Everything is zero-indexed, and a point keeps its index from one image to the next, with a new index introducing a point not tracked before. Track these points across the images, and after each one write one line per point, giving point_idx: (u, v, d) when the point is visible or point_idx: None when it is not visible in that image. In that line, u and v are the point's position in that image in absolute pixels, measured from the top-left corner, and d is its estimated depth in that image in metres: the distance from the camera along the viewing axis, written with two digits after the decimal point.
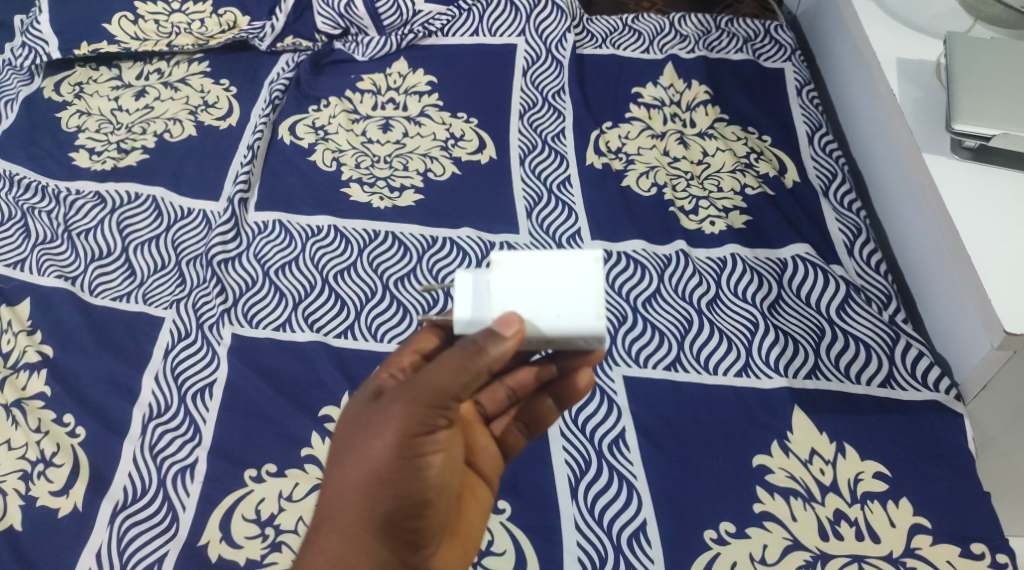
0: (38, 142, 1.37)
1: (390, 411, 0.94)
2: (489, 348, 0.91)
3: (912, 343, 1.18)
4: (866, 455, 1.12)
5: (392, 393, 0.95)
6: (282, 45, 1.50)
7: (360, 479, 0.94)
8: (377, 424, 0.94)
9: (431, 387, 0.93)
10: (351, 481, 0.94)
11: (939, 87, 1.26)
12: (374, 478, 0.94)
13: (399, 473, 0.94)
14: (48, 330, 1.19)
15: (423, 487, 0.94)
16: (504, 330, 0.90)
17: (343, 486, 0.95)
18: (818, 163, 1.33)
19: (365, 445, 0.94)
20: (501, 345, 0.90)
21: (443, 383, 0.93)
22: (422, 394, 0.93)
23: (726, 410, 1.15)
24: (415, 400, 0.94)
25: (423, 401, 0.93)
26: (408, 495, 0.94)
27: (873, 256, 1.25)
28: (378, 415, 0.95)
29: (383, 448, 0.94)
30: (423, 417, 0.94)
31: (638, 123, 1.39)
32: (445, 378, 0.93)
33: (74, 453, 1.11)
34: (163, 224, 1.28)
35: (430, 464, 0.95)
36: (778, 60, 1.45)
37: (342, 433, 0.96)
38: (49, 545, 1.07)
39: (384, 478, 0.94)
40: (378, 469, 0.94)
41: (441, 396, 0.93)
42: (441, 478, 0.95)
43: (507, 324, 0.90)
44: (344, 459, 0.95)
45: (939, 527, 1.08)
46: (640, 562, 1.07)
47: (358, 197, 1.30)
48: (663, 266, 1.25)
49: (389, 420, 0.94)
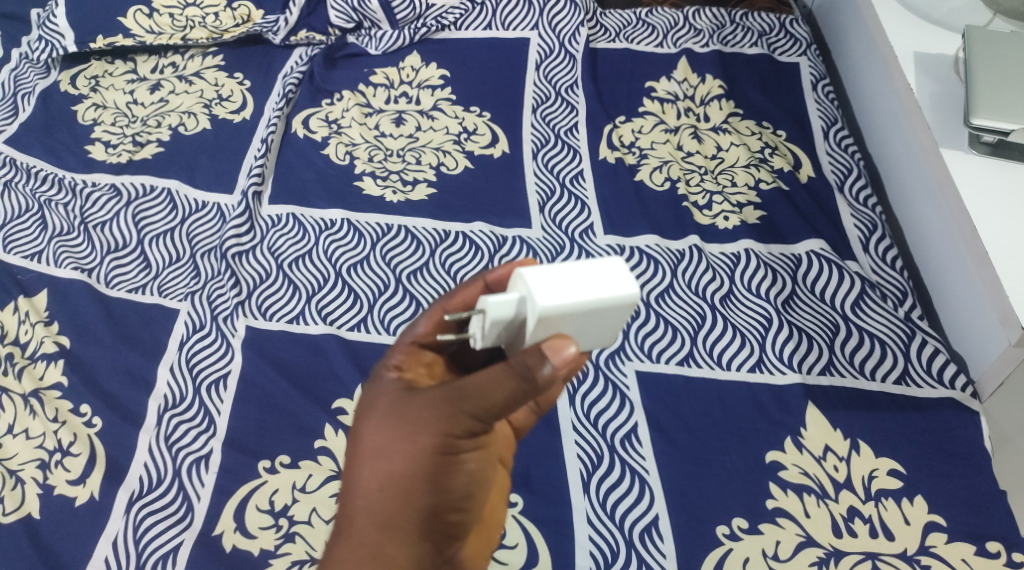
0: (54, 135, 1.39)
1: (426, 411, 0.93)
2: (540, 369, 0.88)
3: (928, 339, 1.17)
4: (880, 453, 1.12)
5: (427, 393, 0.93)
6: (296, 39, 1.50)
7: (395, 476, 0.93)
8: (413, 423, 0.93)
9: (470, 391, 0.91)
10: (386, 476, 0.94)
11: (957, 81, 1.25)
12: (410, 475, 0.93)
13: (436, 471, 0.93)
14: (65, 321, 1.20)
15: (459, 486, 0.94)
16: (559, 354, 0.88)
17: (375, 481, 0.94)
18: (833, 158, 1.32)
19: (400, 443, 0.93)
20: (552, 365, 0.88)
21: (484, 388, 0.90)
22: (460, 397, 0.92)
23: (739, 406, 1.15)
24: (454, 402, 0.92)
25: (462, 404, 0.92)
26: (445, 494, 0.93)
27: (889, 252, 1.24)
28: (412, 414, 0.94)
29: (420, 447, 0.93)
30: (463, 421, 0.92)
31: (652, 117, 1.38)
32: (486, 385, 0.90)
33: (90, 442, 1.12)
34: (178, 217, 1.29)
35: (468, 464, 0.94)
36: (793, 54, 1.44)
37: (374, 428, 0.95)
38: (66, 534, 1.08)
39: (420, 476, 0.93)
40: (414, 466, 0.93)
41: (485, 405, 0.91)
42: (478, 477, 0.94)
43: (562, 351, 0.88)
44: (376, 454, 0.94)
45: (955, 525, 1.08)
46: (652, 557, 1.07)
47: (371, 191, 1.31)
48: (676, 261, 1.24)
49: (425, 421, 0.93)
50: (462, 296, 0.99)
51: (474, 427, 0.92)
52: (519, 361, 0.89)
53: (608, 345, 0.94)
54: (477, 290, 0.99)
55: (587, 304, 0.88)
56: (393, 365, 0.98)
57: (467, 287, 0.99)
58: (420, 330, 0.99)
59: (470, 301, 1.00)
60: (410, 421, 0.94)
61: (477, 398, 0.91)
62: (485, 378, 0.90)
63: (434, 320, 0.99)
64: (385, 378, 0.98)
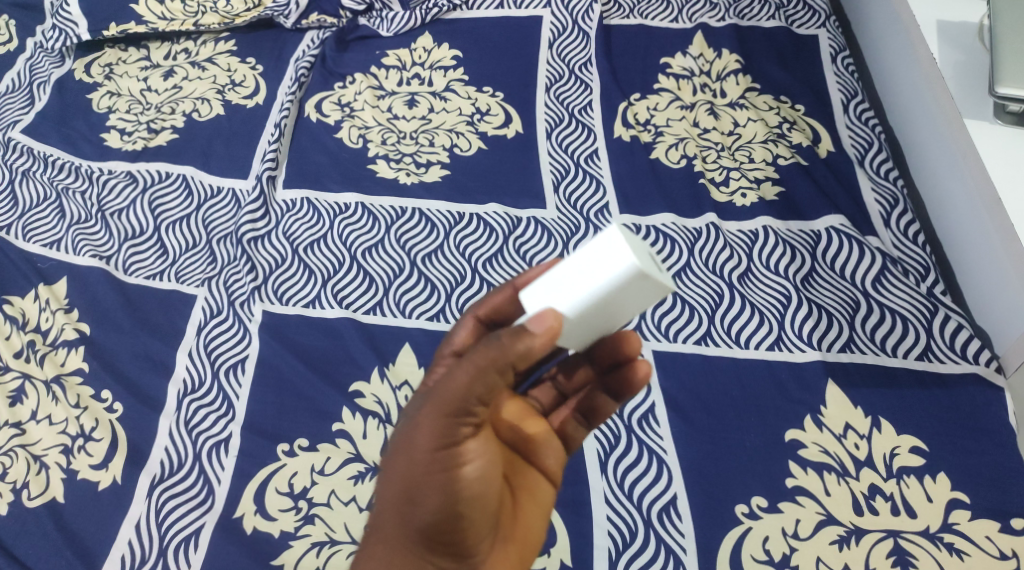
0: (70, 123, 1.40)
1: (418, 421, 0.94)
2: (530, 338, 0.88)
3: (951, 315, 1.15)
4: (902, 430, 1.11)
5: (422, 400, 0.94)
6: (307, 22, 1.49)
7: (400, 491, 0.94)
8: (410, 435, 0.94)
9: (447, 390, 0.92)
10: (395, 492, 0.95)
11: (981, 50, 1.22)
12: (414, 489, 0.93)
13: (433, 484, 0.92)
14: (85, 307, 1.21)
15: (460, 494, 0.92)
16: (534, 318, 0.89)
17: (387, 498, 0.95)
18: (853, 132, 1.30)
19: (401, 457, 0.95)
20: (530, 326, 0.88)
21: (458, 387, 0.91)
22: (439, 399, 0.92)
23: (759, 385, 1.14)
24: (434, 406, 0.92)
25: (444, 407, 0.92)
26: (447, 509, 0.92)
27: (911, 226, 1.22)
28: (410, 425, 0.95)
29: (417, 459, 0.93)
30: (450, 426, 0.92)
31: (667, 94, 1.36)
32: (463, 384, 0.91)
33: (112, 428, 1.14)
34: (194, 202, 1.30)
35: (466, 472, 0.93)
36: (812, 26, 1.40)
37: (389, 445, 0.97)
38: (90, 517, 1.10)
39: (423, 489, 0.93)
40: (415, 481, 0.93)
41: (468, 402, 0.91)
42: (480, 486, 0.93)
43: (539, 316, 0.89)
44: (387, 471, 0.96)
45: (979, 502, 1.06)
46: (670, 536, 1.07)
47: (385, 173, 1.31)
48: (693, 239, 1.23)
49: (420, 431, 0.93)
50: (493, 303, 1.01)
51: (462, 428, 0.92)
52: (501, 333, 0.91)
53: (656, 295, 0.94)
54: (509, 296, 1.01)
55: (595, 296, 0.88)
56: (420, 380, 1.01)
57: (498, 293, 1.01)
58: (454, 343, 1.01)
59: (503, 308, 1.01)
60: (409, 434, 0.94)
61: (457, 397, 0.91)
62: (456, 372, 0.91)
63: (470, 329, 1.01)
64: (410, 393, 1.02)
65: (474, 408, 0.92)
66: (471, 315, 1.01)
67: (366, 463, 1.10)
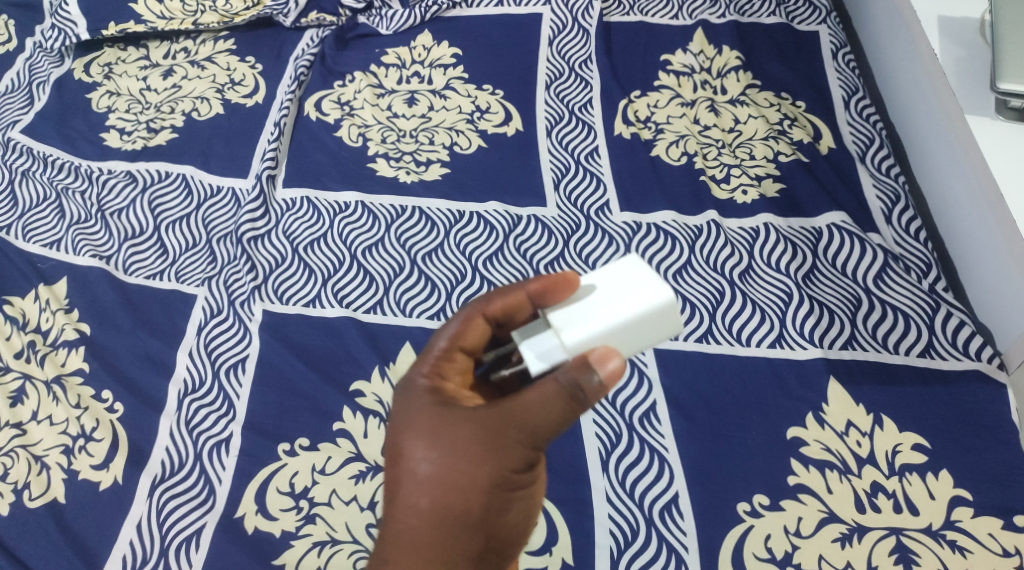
0: (69, 123, 1.40)
1: (479, 437, 0.95)
2: (590, 381, 0.91)
3: (953, 312, 1.14)
4: (904, 427, 1.10)
5: (483, 416, 0.95)
6: (306, 21, 1.49)
7: (450, 502, 0.94)
8: (463, 447, 0.95)
9: (526, 417, 0.93)
10: (430, 499, 0.95)
11: (983, 45, 1.21)
12: (456, 501, 0.94)
13: (483, 502, 0.95)
14: (85, 307, 1.21)
15: (510, 514, 0.96)
16: (610, 367, 0.91)
17: (417, 503, 0.95)
18: (854, 128, 1.29)
19: (447, 466, 0.95)
20: (602, 375, 0.91)
21: (540, 416, 0.93)
22: (511, 422, 0.94)
23: (761, 382, 1.14)
24: (505, 428, 0.94)
25: (514, 431, 0.94)
26: (487, 526, 0.95)
27: (913, 223, 1.21)
28: (461, 436, 0.95)
29: (470, 474, 0.94)
30: (517, 453, 0.95)
31: (667, 91, 1.36)
32: (545, 414, 0.93)
33: (113, 428, 1.13)
34: (193, 202, 1.30)
35: (519, 498, 0.96)
36: (813, 23, 1.40)
37: (416, 445, 0.96)
38: (91, 518, 1.10)
39: (468, 504, 0.94)
40: (460, 495, 0.94)
41: (543, 432, 0.94)
42: (523, 510, 0.97)
43: (613, 367, 0.91)
44: (418, 475, 0.95)
45: (981, 499, 1.06)
46: (672, 535, 1.07)
47: (385, 172, 1.30)
48: (693, 236, 1.23)
49: (478, 447, 0.94)
50: (500, 304, 1.00)
51: (526, 453, 0.95)
52: (563, 371, 0.91)
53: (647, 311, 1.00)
54: (516, 301, 0.99)
55: (639, 352, 0.96)
56: (426, 368, 0.99)
57: (505, 295, 0.99)
58: (456, 339, 0.99)
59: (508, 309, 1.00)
60: (460, 445, 0.95)
61: (536, 425, 0.93)
62: (540, 402, 0.93)
63: (473, 327, 1.00)
64: (414, 379, 0.99)
65: (544, 442, 0.95)
66: (477, 312, 1.00)
67: (367, 462, 1.10)
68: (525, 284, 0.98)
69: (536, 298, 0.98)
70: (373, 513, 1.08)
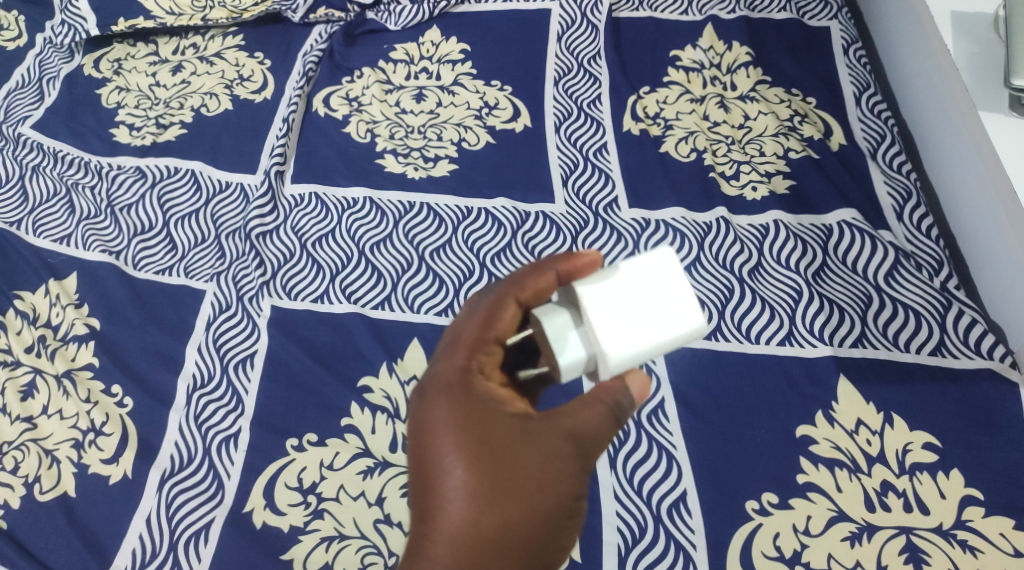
0: (79, 119, 1.40)
1: (526, 453, 0.96)
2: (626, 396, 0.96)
3: (965, 310, 1.13)
4: (914, 426, 1.09)
5: (529, 431, 0.96)
6: (315, 17, 1.49)
7: (501, 517, 0.94)
8: (508, 462, 0.95)
9: (577, 434, 0.96)
10: (473, 514, 0.95)
11: (997, 40, 1.19)
12: (501, 516, 0.95)
13: (529, 521, 0.95)
14: (95, 303, 1.22)
15: (561, 533, 0.96)
16: (641, 388, 0.96)
17: (460, 520, 0.95)
18: (865, 125, 1.28)
19: (491, 480, 0.95)
20: (636, 394, 0.96)
21: (588, 430, 0.96)
22: (559, 439, 0.96)
23: (770, 380, 1.13)
24: (552, 445, 0.96)
25: (563, 449, 0.96)
26: (532, 545, 0.95)
27: (924, 220, 1.20)
28: (506, 451, 0.96)
29: (515, 489, 0.95)
30: (565, 472, 0.96)
31: (677, 87, 1.35)
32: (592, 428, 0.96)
33: (122, 422, 1.14)
34: (202, 198, 1.30)
35: (570, 518, 0.97)
36: (824, 18, 1.38)
37: (457, 457, 0.96)
38: (101, 512, 1.10)
39: (514, 520, 0.95)
40: (505, 511, 0.95)
41: (590, 447, 0.97)
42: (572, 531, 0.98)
43: (641, 386, 0.96)
44: (461, 490, 0.95)
45: (992, 499, 1.05)
46: (680, 533, 1.06)
47: (393, 168, 1.30)
48: (702, 233, 1.22)
49: (525, 463, 0.95)
50: (535, 287, 1.00)
51: (576, 471, 0.96)
52: (602, 390, 0.96)
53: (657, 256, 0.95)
54: (550, 281, 1.00)
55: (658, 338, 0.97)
56: (460, 362, 0.99)
57: (539, 277, 1.00)
58: (496, 330, 0.99)
59: (543, 291, 1.01)
60: (505, 460, 0.95)
61: (586, 439, 0.96)
62: (587, 420, 0.96)
63: (510, 313, 1.00)
64: (446, 372, 0.99)
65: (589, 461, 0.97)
66: (512, 296, 1.00)
67: (376, 458, 1.10)
68: (553, 264, 1.01)
69: (564, 279, 1.01)
70: (380, 508, 1.08)
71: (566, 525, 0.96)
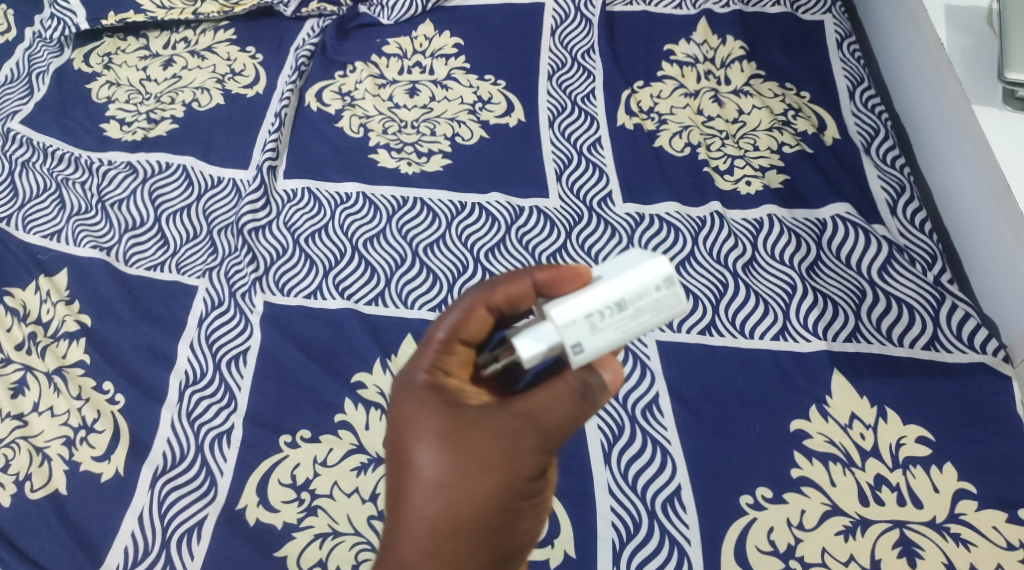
0: (69, 113, 1.39)
1: (483, 437, 0.95)
2: (596, 380, 0.95)
3: (958, 304, 1.13)
4: (908, 420, 1.10)
5: (486, 416, 0.96)
6: (307, 11, 1.47)
7: (461, 500, 0.94)
8: (471, 453, 0.95)
9: (535, 415, 0.95)
10: (436, 503, 0.95)
11: (990, 34, 1.19)
12: (466, 504, 0.94)
13: (489, 503, 0.95)
14: (86, 299, 1.21)
15: (523, 511, 0.96)
16: (614, 373, 0.96)
17: (422, 507, 0.95)
18: (859, 119, 1.28)
19: (454, 471, 0.95)
20: (607, 378, 0.95)
21: (545, 408, 0.95)
22: (517, 423, 0.95)
23: (764, 375, 1.13)
24: (514, 432, 0.95)
25: (521, 431, 0.95)
26: (494, 526, 0.95)
27: (918, 215, 1.20)
28: (468, 441, 0.95)
29: (477, 478, 0.94)
30: (529, 453, 0.95)
31: (671, 81, 1.34)
32: (546, 406, 0.95)
33: (114, 420, 1.13)
34: (194, 193, 1.30)
35: (532, 500, 0.97)
36: (817, 12, 1.37)
37: (423, 450, 0.96)
38: (93, 509, 1.10)
39: (475, 504, 0.94)
40: (464, 495, 0.94)
41: (549, 425, 0.95)
42: (538, 511, 0.98)
43: (615, 372, 0.96)
44: (425, 482, 0.95)
45: (985, 493, 1.06)
46: (674, 528, 1.06)
47: (386, 162, 1.30)
48: (697, 228, 1.22)
49: (483, 447, 0.95)
50: (506, 294, 0.99)
51: (533, 448, 0.95)
52: (572, 372, 0.95)
53: (675, 306, 0.90)
54: (527, 290, 0.98)
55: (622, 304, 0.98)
56: (426, 361, 0.98)
57: (514, 285, 0.99)
58: (463, 334, 0.99)
59: (517, 299, 0.99)
60: (467, 452, 0.95)
61: (542, 415, 0.95)
62: (544, 401, 0.95)
63: (481, 319, 0.99)
64: (414, 371, 0.99)
65: (555, 446, 0.96)
66: (483, 304, 0.99)
67: (369, 454, 1.10)
68: (534, 271, 0.98)
69: (542, 288, 0.98)
70: (374, 505, 1.08)
71: (528, 504, 0.97)
